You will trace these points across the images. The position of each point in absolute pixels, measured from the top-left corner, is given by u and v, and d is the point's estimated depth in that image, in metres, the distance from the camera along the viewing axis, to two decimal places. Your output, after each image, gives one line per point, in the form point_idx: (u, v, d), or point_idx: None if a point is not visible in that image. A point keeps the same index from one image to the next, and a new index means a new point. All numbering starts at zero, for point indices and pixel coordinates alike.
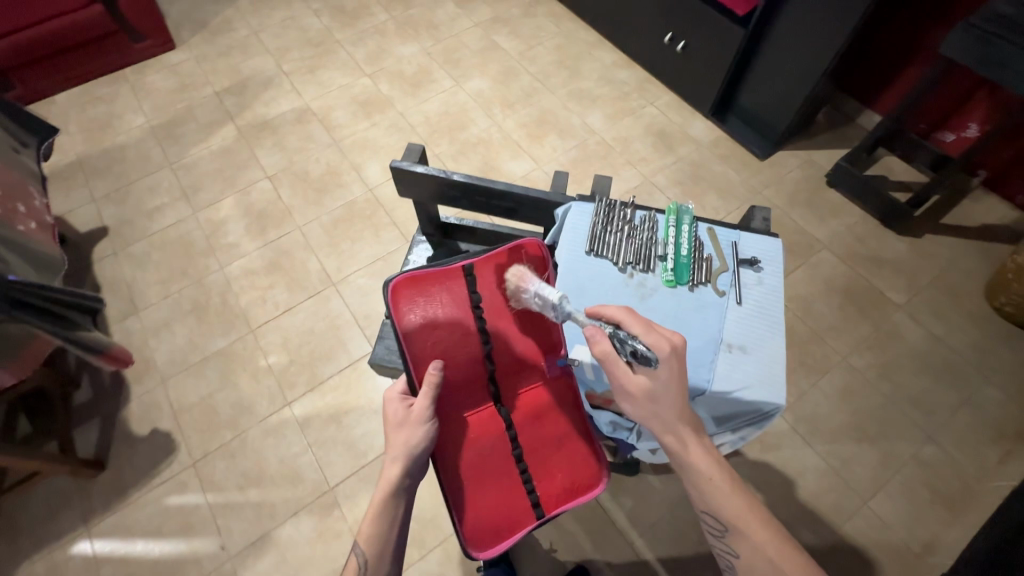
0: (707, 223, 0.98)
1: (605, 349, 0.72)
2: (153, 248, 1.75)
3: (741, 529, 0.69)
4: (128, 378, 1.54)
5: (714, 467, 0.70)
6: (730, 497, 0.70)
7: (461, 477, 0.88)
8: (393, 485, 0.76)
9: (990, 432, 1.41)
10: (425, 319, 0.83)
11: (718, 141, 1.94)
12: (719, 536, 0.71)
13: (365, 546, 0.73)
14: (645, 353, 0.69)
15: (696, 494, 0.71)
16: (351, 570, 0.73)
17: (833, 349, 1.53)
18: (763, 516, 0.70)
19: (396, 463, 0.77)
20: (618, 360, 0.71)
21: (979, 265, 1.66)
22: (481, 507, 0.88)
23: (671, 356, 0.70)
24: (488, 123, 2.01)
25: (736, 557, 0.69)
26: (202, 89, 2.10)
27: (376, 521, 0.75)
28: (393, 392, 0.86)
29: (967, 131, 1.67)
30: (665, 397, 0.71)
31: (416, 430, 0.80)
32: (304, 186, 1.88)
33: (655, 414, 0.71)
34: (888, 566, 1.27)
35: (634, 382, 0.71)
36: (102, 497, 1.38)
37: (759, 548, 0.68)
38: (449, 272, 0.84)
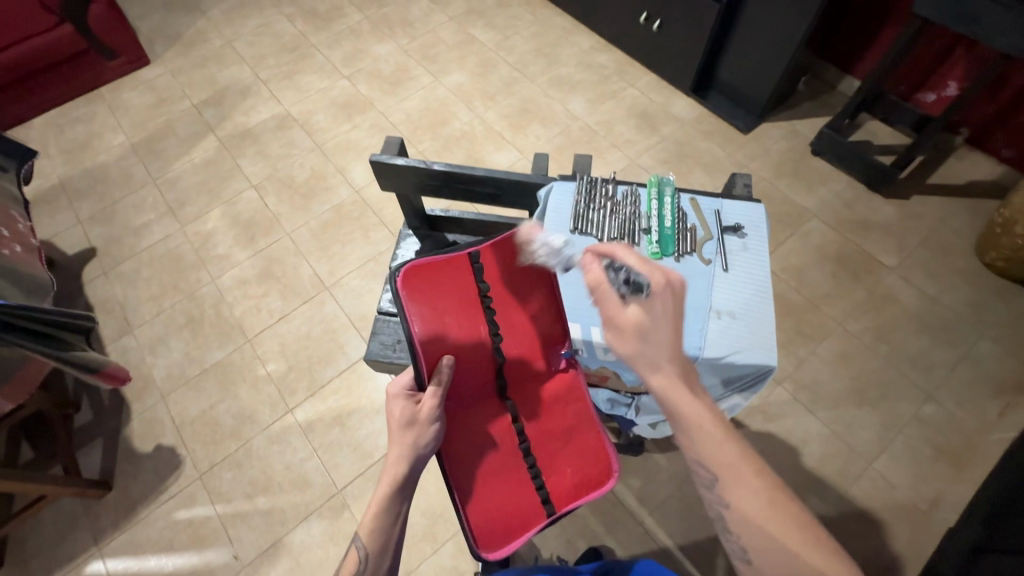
0: (689, 194, 0.99)
1: (597, 278, 0.69)
2: (143, 266, 1.75)
3: (733, 478, 0.62)
4: (128, 396, 1.53)
5: (707, 413, 0.65)
6: (723, 446, 0.64)
7: (468, 473, 0.86)
8: (398, 481, 0.73)
9: (989, 386, 1.42)
10: (432, 310, 0.79)
11: (701, 117, 1.94)
12: (708, 488, 0.64)
13: (367, 540, 0.70)
14: (638, 282, 0.68)
15: (685, 440, 0.65)
16: (351, 565, 0.70)
17: (828, 316, 1.54)
18: (756, 466, 0.64)
19: (402, 461, 0.74)
20: (610, 292, 0.68)
21: (968, 222, 1.66)
22: (489, 505, 0.85)
23: (665, 291, 0.66)
24: (470, 116, 2.00)
25: (727, 508, 0.63)
26: (180, 103, 2.09)
27: (380, 518, 0.71)
28: (396, 388, 0.79)
29: (947, 91, 1.68)
30: (657, 331, 0.66)
31: (427, 428, 0.78)
32: (290, 192, 1.87)
33: (643, 353, 0.66)
34: (897, 525, 1.28)
35: (625, 315, 0.67)
36: (111, 516, 1.38)
37: (754, 498, 0.61)
38: (455, 260, 0.80)
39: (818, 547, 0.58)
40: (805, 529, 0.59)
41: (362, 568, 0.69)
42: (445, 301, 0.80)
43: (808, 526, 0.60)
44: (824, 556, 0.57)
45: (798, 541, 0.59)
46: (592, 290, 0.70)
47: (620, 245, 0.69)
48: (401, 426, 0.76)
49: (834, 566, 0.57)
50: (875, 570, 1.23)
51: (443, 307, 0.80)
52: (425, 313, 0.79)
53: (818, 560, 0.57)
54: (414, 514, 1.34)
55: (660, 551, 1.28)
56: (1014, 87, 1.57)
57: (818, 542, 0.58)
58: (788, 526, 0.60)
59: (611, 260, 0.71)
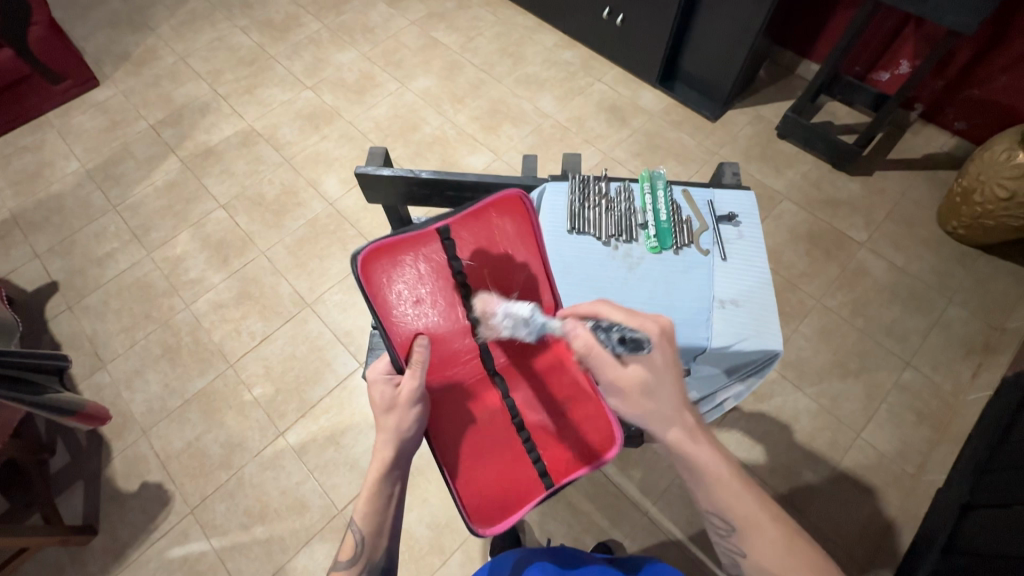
0: (681, 185, 1.01)
1: (588, 343, 0.69)
2: (110, 297, 1.67)
3: (747, 528, 0.65)
4: (106, 435, 1.46)
5: (723, 463, 0.68)
6: (740, 497, 0.66)
7: (459, 450, 0.84)
8: (386, 466, 0.71)
9: (960, 348, 1.49)
10: (404, 292, 0.77)
11: (669, 108, 1.97)
12: (726, 535, 0.67)
13: (361, 524, 0.71)
14: (634, 338, 0.66)
15: (699, 490, 0.68)
16: (349, 547, 0.72)
17: (807, 293, 1.59)
18: (774, 513, 0.66)
19: (388, 445, 0.72)
20: (604, 354, 0.69)
21: (927, 194, 1.74)
22: (481, 482, 0.83)
23: (662, 339, 0.67)
24: (441, 120, 1.98)
25: (743, 556, 0.66)
26: (136, 124, 2.00)
27: (372, 503, 0.71)
28: (376, 373, 0.77)
29: (900, 69, 1.75)
30: (660, 388, 0.68)
31: (408, 411, 0.74)
32: (260, 210, 1.81)
33: (654, 409, 0.68)
34: (887, 490, 1.33)
35: (624, 374, 0.68)
36: (99, 562, 1.31)
37: (770, 546, 0.64)
38: (422, 238, 0.76)
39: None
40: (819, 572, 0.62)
41: (360, 550, 0.71)
42: (416, 283, 0.78)
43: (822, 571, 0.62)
44: None
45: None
46: (584, 354, 0.70)
47: (601, 305, 0.69)
48: (382, 410, 0.74)
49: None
50: (872, 536, 1.28)
51: (415, 288, 0.78)
52: (397, 298, 0.77)
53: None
54: (420, 527, 1.31)
55: (667, 539, 1.29)
56: (959, 63, 1.66)
57: None
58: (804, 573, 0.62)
59: (596, 319, 0.70)
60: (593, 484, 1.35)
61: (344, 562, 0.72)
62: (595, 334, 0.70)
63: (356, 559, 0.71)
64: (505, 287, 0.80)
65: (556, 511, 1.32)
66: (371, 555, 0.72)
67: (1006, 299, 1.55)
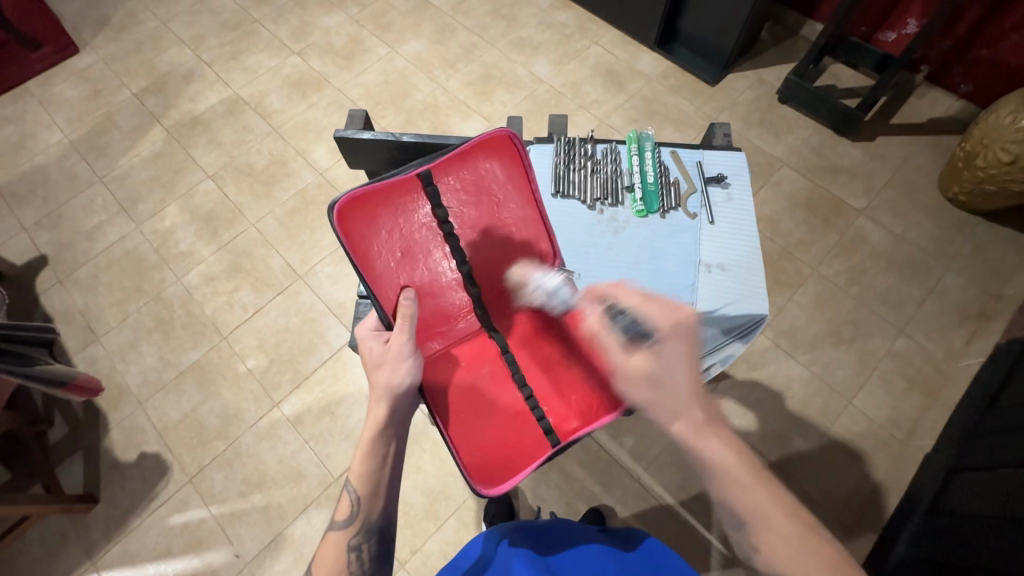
0: (669, 146, 0.98)
1: (597, 327, 0.71)
2: (100, 270, 1.65)
3: (760, 523, 0.57)
4: (102, 407, 1.47)
5: (733, 456, 0.60)
6: (752, 490, 0.58)
7: (457, 409, 0.82)
8: (381, 424, 0.68)
9: (955, 316, 1.48)
10: (387, 239, 0.76)
11: (668, 71, 1.91)
12: (737, 531, 0.60)
13: (356, 484, 0.68)
14: (642, 328, 0.66)
15: (708, 482, 0.61)
16: (344, 509, 0.69)
17: (803, 262, 1.57)
18: (789, 509, 0.58)
19: (381, 403, 0.69)
20: (612, 340, 0.69)
21: (930, 159, 1.70)
22: (483, 442, 0.81)
23: (675, 332, 0.63)
24: (432, 86, 1.92)
25: (756, 554, 0.58)
26: (119, 93, 1.94)
27: (367, 461, 0.68)
28: (364, 330, 0.77)
29: (906, 28, 1.69)
30: (670, 376, 0.63)
31: (397, 366, 0.71)
32: (249, 180, 1.78)
33: (656, 401, 0.64)
34: (876, 455, 1.34)
35: (631, 362, 0.66)
36: (101, 529, 1.34)
37: (785, 545, 0.56)
38: (404, 184, 0.76)
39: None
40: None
41: (355, 511, 0.68)
42: (400, 230, 0.77)
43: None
44: None
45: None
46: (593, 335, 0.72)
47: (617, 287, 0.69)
48: (373, 366, 0.72)
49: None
50: (860, 499, 1.30)
51: (399, 238, 0.77)
52: (382, 247, 0.76)
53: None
54: (414, 494, 1.33)
55: (657, 504, 1.31)
56: (968, 22, 1.60)
57: None
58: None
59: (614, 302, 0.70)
60: (585, 452, 1.36)
61: (340, 523, 0.68)
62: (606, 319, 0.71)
63: (352, 519, 0.68)
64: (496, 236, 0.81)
65: (548, 477, 1.34)
66: (367, 516, 0.68)
67: (1004, 266, 1.54)
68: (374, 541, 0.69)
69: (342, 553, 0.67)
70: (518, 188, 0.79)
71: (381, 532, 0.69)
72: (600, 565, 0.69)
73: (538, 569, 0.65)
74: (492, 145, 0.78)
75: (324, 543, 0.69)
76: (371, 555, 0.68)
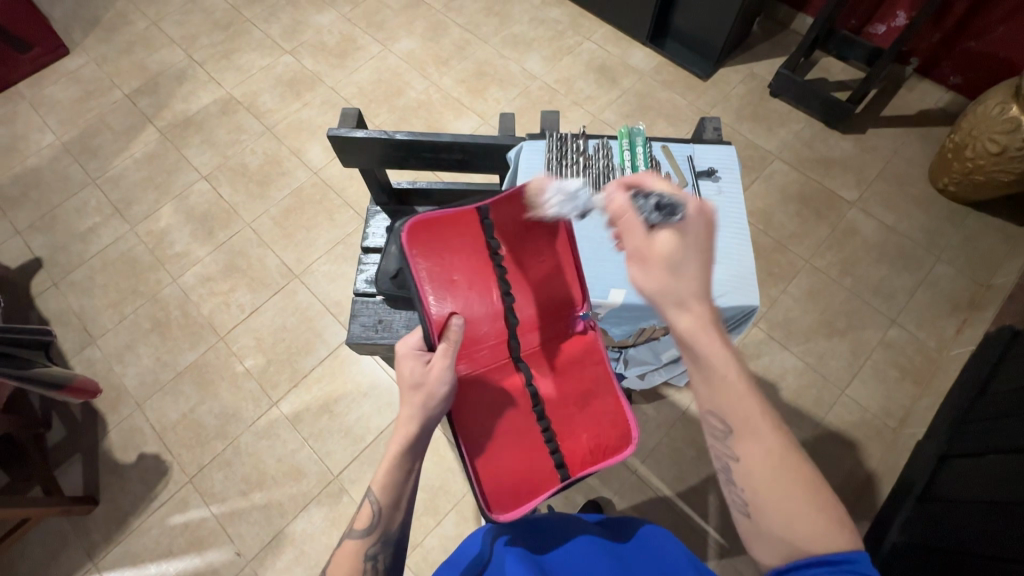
0: (660, 141, 0.99)
1: (620, 205, 0.61)
2: (95, 272, 1.65)
3: (746, 429, 0.55)
4: (101, 409, 1.47)
5: (734, 363, 0.56)
6: (744, 395, 0.55)
7: (480, 432, 0.83)
8: (410, 442, 0.66)
9: (946, 305, 1.50)
10: (440, 265, 0.79)
11: (660, 67, 1.92)
12: (719, 438, 0.57)
13: (379, 494, 0.65)
14: (671, 204, 0.58)
15: (701, 384, 0.57)
16: (364, 518, 0.65)
17: (796, 254, 1.58)
18: (777, 424, 0.56)
19: (414, 420, 0.67)
20: (637, 221, 0.59)
21: (921, 150, 1.72)
22: (500, 467, 0.81)
23: (699, 219, 0.57)
24: (426, 84, 1.92)
25: (735, 461, 0.56)
26: (111, 94, 1.94)
27: (392, 475, 0.65)
28: (406, 347, 0.74)
29: (896, 21, 1.70)
30: (685, 264, 0.57)
31: (436, 389, 0.70)
32: (244, 180, 1.78)
33: (666, 288, 0.56)
34: (869, 443, 1.36)
35: (650, 244, 0.57)
36: (102, 530, 1.34)
37: (764, 455, 0.54)
38: (462, 215, 0.76)
39: (825, 514, 0.51)
40: (813, 496, 0.52)
41: (376, 522, 0.65)
42: (454, 255, 0.79)
43: (821, 496, 0.52)
44: (825, 526, 0.50)
45: (799, 507, 0.51)
46: (615, 221, 0.62)
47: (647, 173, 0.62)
48: (411, 386, 0.70)
49: (835, 536, 0.50)
50: (853, 487, 1.32)
51: (453, 263, 0.79)
52: (437, 270, 0.78)
53: (820, 527, 0.50)
54: None
55: (656, 496, 1.32)
56: (956, 14, 1.61)
57: (824, 515, 0.51)
58: (798, 490, 0.52)
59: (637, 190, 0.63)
60: None
61: (357, 532, 0.66)
62: (632, 201, 0.61)
63: (372, 528, 0.66)
64: (538, 272, 0.85)
65: None
66: (386, 528, 0.66)
67: (994, 255, 1.55)
68: (389, 552, 0.67)
69: (358, 562, 0.65)
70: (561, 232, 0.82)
71: (397, 543, 0.68)
72: (594, 556, 0.70)
73: (529, 564, 0.65)
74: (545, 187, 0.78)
75: (339, 552, 0.67)
76: (385, 565, 0.67)
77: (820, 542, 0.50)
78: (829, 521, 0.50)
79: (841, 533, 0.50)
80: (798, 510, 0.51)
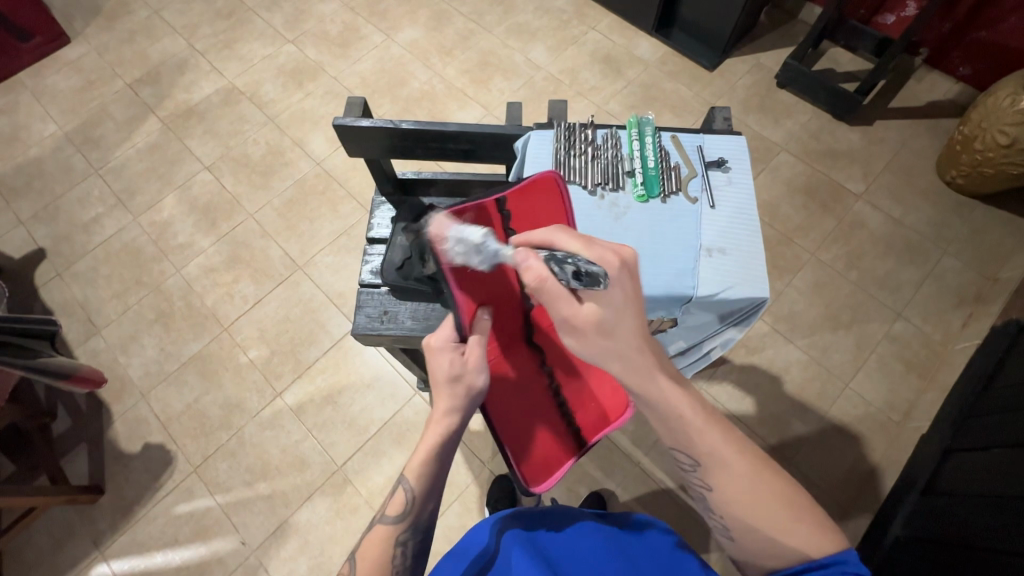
0: (670, 132, 0.98)
1: (539, 276, 0.58)
2: (99, 263, 1.65)
3: (714, 463, 0.60)
4: (105, 399, 1.48)
5: (685, 402, 0.61)
6: (706, 432, 0.60)
7: (505, 418, 0.84)
8: (450, 430, 0.68)
9: (952, 299, 1.49)
10: (461, 254, 0.76)
11: (666, 57, 1.90)
12: (692, 471, 0.62)
13: (413, 482, 0.67)
14: (590, 271, 0.57)
15: (662, 429, 0.63)
16: (397, 506, 0.68)
17: (802, 247, 1.58)
18: (741, 445, 0.61)
19: (453, 412, 0.69)
20: (559, 289, 0.59)
21: (929, 143, 1.70)
22: (527, 445, 0.84)
23: (622, 273, 0.58)
24: (429, 74, 1.90)
25: (709, 491, 0.61)
26: (113, 83, 1.92)
27: (429, 463, 0.68)
28: (438, 341, 0.72)
29: (906, 11, 1.68)
30: (619, 324, 0.60)
31: (477, 377, 0.70)
32: (246, 171, 1.77)
33: (610, 348, 0.61)
34: (872, 437, 1.36)
35: (579, 312, 0.59)
36: (108, 519, 1.35)
37: (738, 484, 0.59)
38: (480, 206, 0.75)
39: (804, 527, 0.56)
40: (791, 510, 0.57)
41: (409, 509, 0.67)
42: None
43: (796, 504, 0.58)
44: (807, 538, 0.56)
45: (781, 521, 0.57)
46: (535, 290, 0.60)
47: (556, 232, 0.60)
48: (449, 380, 0.70)
49: (821, 543, 0.56)
50: (856, 480, 1.32)
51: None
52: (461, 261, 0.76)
53: (803, 540, 0.56)
54: None
55: (659, 489, 1.33)
56: (968, 4, 1.59)
57: (804, 526, 0.57)
58: (776, 509, 0.57)
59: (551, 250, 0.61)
60: None
61: (389, 518, 0.68)
62: (548, 267, 0.59)
63: (404, 516, 0.67)
64: None
65: None
66: (417, 516, 0.68)
67: (1001, 249, 1.54)
68: (418, 538, 0.68)
69: (388, 548, 0.67)
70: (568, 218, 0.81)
71: (427, 531, 0.69)
72: (599, 552, 0.70)
73: (539, 563, 0.65)
74: (542, 184, 0.77)
75: (369, 534, 0.68)
76: (414, 550, 0.68)
77: (810, 549, 0.55)
78: (809, 535, 0.56)
79: (825, 540, 0.56)
80: (783, 524, 0.57)
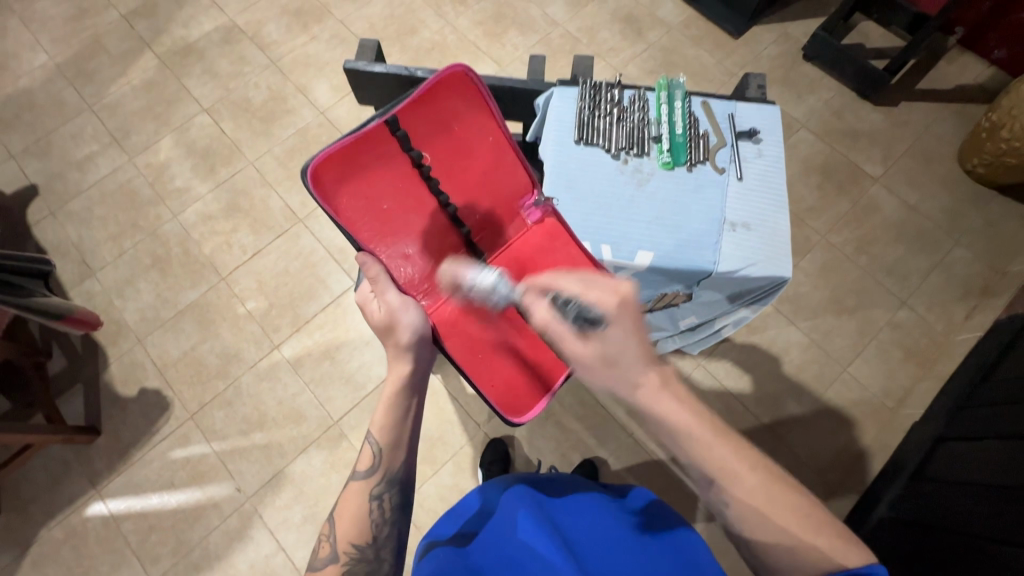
0: (701, 96, 0.93)
1: (545, 319, 0.68)
2: (93, 204, 1.61)
3: (726, 478, 0.61)
4: (101, 342, 1.47)
5: (691, 416, 0.63)
6: (713, 448, 0.62)
7: (474, 350, 0.86)
8: (404, 377, 0.70)
9: (958, 290, 1.48)
10: (365, 200, 0.74)
11: (690, 20, 1.81)
12: (705, 488, 0.63)
13: (378, 435, 0.69)
14: (591, 313, 0.64)
15: (673, 446, 0.64)
16: (366, 460, 0.69)
17: (813, 229, 1.55)
18: (752, 461, 0.62)
19: (402, 359, 0.71)
20: (563, 329, 0.66)
21: (952, 128, 1.65)
22: (504, 375, 0.87)
23: (620, 309, 0.64)
24: (440, 23, 1.81)
25: (726, 507, 0.61)
26: (107, 14, 1.82)
27: (389, 413, 0.69)
28: (363, 293, 0.75)
29: None
30: (622, 354, 0.64)
31: (404, 317, 0.71)
32: (247, 116, 1.70)
33: (618, 377, 0.64)
34: (865, 421, 1.37)
35: (584, 350, 0.65)
36: (104, 460, 1.37)
37: (750, 498, 0.59)
38: (370, 136, 0.70)
39: (823, 536, 0.56)
40: (804, 519, 0.58)
41: (377, 461, 0.68)
42: (375, 183, 0.74)
43: (811, 514, 0.58)
44: (827, 547, 0.56)
45: (801, 531, 0.57)
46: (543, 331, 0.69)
47: (556, 277, 0.68)
48: (384, 331, 0.72)
49: (846, 553, 0.55)
50: (845, 462, 1.34)
51: (380, 193, 0.75)
52: (363, 205, 0.74)
53: (828, 549, 0.56)
54: None
55: (650, 460, 1.34)
56: None
57: (824, 534, 0.57)
58: (793, 521, 0.58)
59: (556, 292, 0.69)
60: (582, 406, 1.38)
61: (361, 474, 0.68)
62: (554, 309, 0.68)
63: (374, 469, 0.68)
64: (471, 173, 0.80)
65: (545, 430, 1.37)
66: (389, 467, 0.69)
67: (1013, 243, 1.52)
68: (395, 490, 0.69)
69: (364, 502, 0.67)
70: (488, 123, 0.78)
71: (402, 483, 0.70)
72: (601, 517, 0.70)
73: (546, 527, 0.65)
74: (447, 86, 0.72)
75: (344, 493, 0.69)
76: (392, 504, 0.69)
77: (840, 557, 0.55)
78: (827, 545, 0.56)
79: (845, 550, 0.56)
80: (799, 535, 0.57)
